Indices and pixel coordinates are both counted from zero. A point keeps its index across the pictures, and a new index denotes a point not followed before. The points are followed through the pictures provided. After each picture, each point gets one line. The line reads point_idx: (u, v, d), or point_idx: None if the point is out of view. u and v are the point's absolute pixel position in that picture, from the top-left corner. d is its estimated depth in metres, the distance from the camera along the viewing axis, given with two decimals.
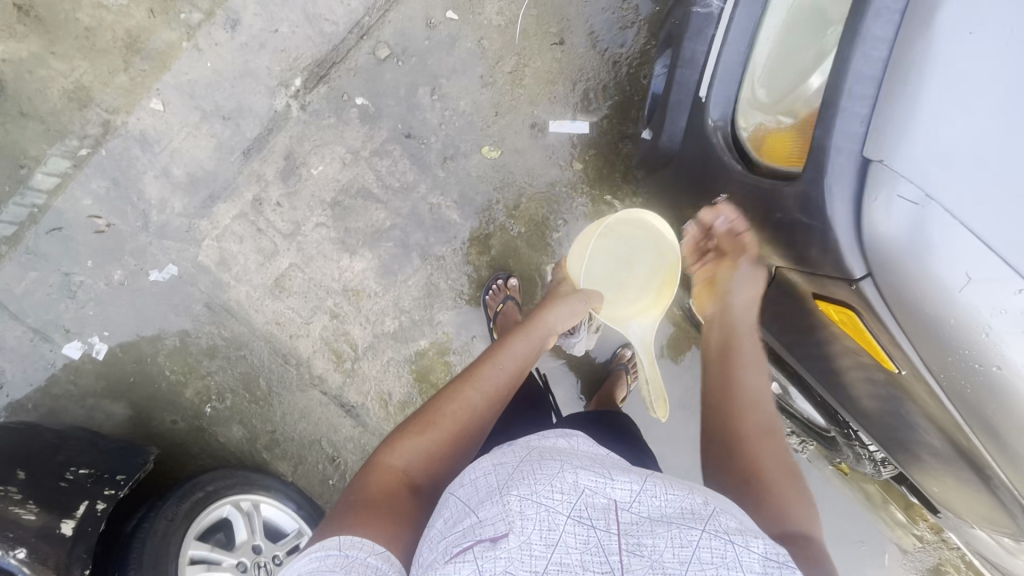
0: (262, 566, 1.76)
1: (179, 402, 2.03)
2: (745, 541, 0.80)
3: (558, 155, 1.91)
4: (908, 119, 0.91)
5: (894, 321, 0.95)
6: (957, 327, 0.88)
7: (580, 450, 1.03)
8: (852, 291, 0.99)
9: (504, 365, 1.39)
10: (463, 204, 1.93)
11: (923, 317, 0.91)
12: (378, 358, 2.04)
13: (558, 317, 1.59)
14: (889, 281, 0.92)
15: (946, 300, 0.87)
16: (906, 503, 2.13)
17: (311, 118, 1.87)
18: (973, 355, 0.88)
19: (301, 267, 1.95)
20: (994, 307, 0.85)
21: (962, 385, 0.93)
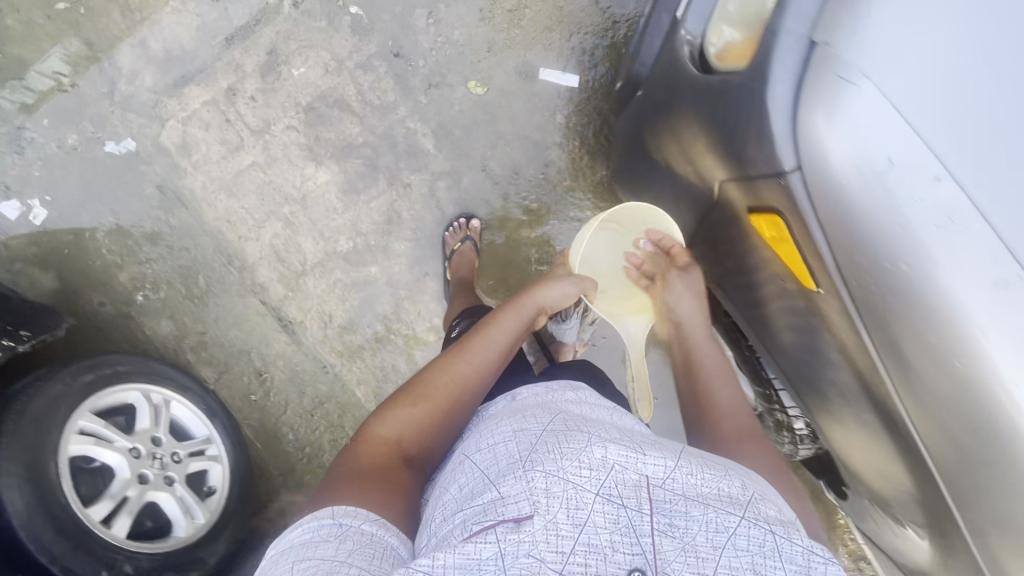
0: (157, 459, 1.64)
1: (111, 284, 1.94)
2: (784, 533, 0.81)
3: (544, 103, 1.90)
4: (861, 6, 0.92)
5: (814, 217, 0.94)
6: (874, 218, 0.86)
7: (603, 420, 1.07)
8: (782, 186, 0.97)
9: (496, 339, 1.35)
10: (439, 135, 1.90)
11: (842, 208, 0.89)
12: (325, 277, 1.99)
13: (547, 296, 1.48)
14: (814, 170, 0.91)
15: (865, 186, 0.87)
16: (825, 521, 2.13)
17: (301, 18, 1.83)
18: (884, 251, 0.86)
19: (263, 168, 1.90)
20: (914, 197, 0.84)
21: (871, 291, 0.91)
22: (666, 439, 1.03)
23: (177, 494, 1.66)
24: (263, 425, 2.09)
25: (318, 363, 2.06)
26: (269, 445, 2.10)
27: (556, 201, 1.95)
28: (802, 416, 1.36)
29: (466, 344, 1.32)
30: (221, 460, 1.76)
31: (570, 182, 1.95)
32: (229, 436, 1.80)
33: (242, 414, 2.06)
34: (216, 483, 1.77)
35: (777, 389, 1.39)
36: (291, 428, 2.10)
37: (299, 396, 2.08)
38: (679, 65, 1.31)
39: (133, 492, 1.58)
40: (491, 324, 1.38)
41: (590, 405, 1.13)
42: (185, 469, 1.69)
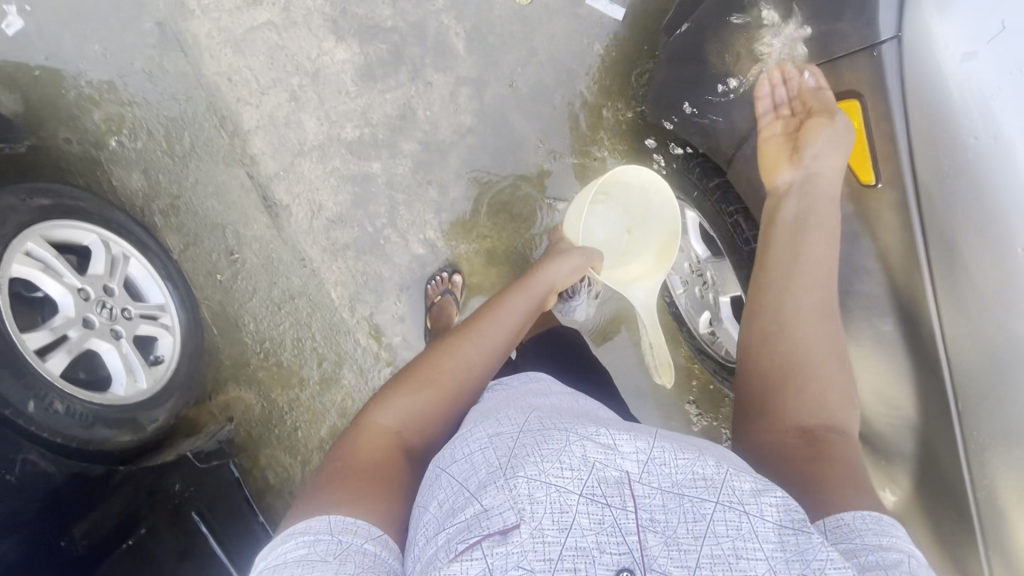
0: (106, 308, 1.48)
1: (81, 121, 1.74)
2: (758, 510, 0.75)
3: (584, 30, 1.85)
4: None
5: (900, 98, 1.05)
6: (954, 102, 0.99)
7: (581, 411, 1.01)
8: (873, 59, 1.09)
9: (503, 323, 1.25)
10: (472, 37, 1.82)
11: (929, 88, 1.01)
12: (322, 163, 1.86)
13: (558, 272, 1.43)
14: (913, 48, 1.04)
15: (941, 71, 1.00)
16: None
17: None
18: (966, 129, 0.98)
19: (278, 29, 1.77)
20: (987, 82, 0.96)
21: (945, 172, 1.00)
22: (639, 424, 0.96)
23: (121, 350, 1.49)
24: (224, 310, 1.92)
25: (296, 256, 1.93)
26: (228, 333, 1.91)
27: (576, 133, 1.91)
28: None
29: (474, 324, 1.23)
30: (173, 330, 1.63)
31: (594, 118, 1.91)
32: (187, 309, 1.69)
33: (203, 294, 1.89)
34: (164, 353, 1.63)
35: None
36: (254, 319, 1.94)
37: (269, 286, 1.94)
38: None
39: (75, 333, 1.42)
40: (500, 307, 1.27)
41: (561, 399, 1.06)
42: (135, 328, 1.54)
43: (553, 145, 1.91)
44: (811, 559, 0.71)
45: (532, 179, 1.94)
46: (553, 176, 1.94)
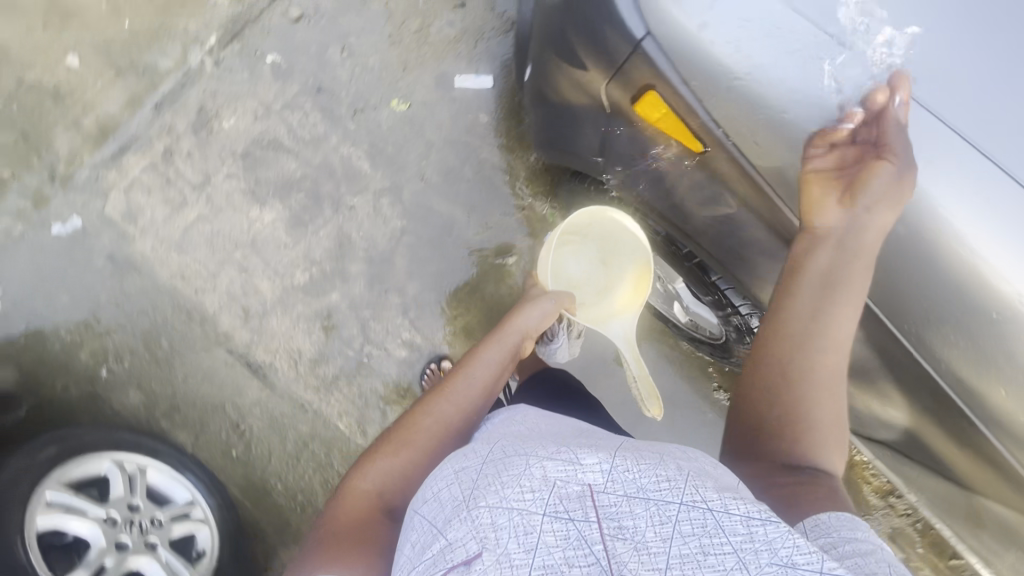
0: (136, 525, 1.58)
1: (72, 365, 1.91)
2: (727, 503, 0.68)
3: (466, 108, 2.01)
4: None
5: (681, 81, 0.99)
6: (723, 76, 0.95)
7: (555, 433, 0.96)
8: (639, 59, 1.02)
9: (476, 377, 1.19)
10: (374, 155, 1.99)
11: (700, 67, 0.96)
12: (288, 314, 1.99)
13: (528, 318, 1.39)
14: (666, 35, 0.97)
15: (697, 52, 0.95)
16: (842, 454, 2.22)
17: (224, 74, 1.93)
18: (744, 96, 0.95)
19: (210, 219, 1.95)
20: (742, 43, 0.92)
21: (750, 133, 0.98)
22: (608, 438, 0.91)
23: (161, 559, 1.59)
24: (249, 481, 1.98)
25: (295, 404, 2.00)
26: (261, 502, 1.98)
27: (497, 194, 2.03)
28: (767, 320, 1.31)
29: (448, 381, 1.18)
30: (208, 521, 1.67)
31: (509, 175, 2.03)
32: (215, 494, 1.73)
33: (226, 474, 1.97)
34: (205, 545, 1.68)
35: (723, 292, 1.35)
36: (279, 478, 1.99)
37: (281, 442, 2.00)
38: None
39: (112, 560, 1.53)
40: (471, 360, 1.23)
41: (536, 424, 1.01)
42: (169, 533, 1.62)
43: (482, 213, 2.02)
44: (778, 547, 0.62)
45: (475, 248, 2.03)
46: (493, 237, 2.03)
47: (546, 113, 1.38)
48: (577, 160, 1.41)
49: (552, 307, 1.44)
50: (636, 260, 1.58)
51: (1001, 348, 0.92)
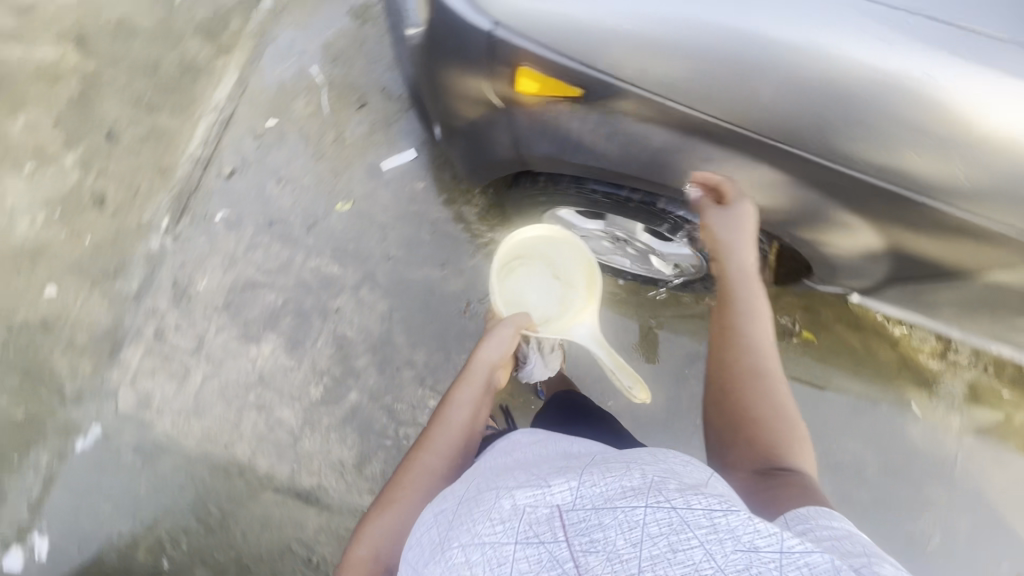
0: None
1: (135, 567, 1.92)
2: (690, 501, 0.69)
3: (402, 184, 2.17)
4: None
5: (548, 50, 0.99)
6: (584, 29, 0.95)
7: (536, 464, 0.96)
8: (497, 47, 1.02)
9: (451, 423, 1.26)
10: (339, 257, 2.12)
11: (559, 31, 0.96)
12: (317, 430, 2.02)
13: (490, 350, 1.41)
14: (515, 19, 0.98)
15: (551, 20, 0.96)
16: (882, 334, 2.21)
17: (185, 245, 2.10)
18: (611, 37, 0.94)
19: (215, 375, 2.03)
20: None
21: (635, 67, 0.96)
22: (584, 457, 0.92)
23: None
24: None
25: (356, 513, 1.97)
26: None
27: (460, 242, 2.14)
28: None
29: (428, 432, 1.26)
30: None
31: (464, 222, 2.15)
32: None
33: None
34: None
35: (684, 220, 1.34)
36: None
37: None
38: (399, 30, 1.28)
39: None
40: (445, 406, 1.29)
41: (524, 458, 1.01)
42: None
43: (454, 264, 2.13)
44: (744, 532, 0.63)
45: (460, 297, 2.12)
46: (473, 280, 2.13)
47: (458, 136, 1.41)
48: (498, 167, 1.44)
49: (511, 332, 1.45)
50: (584, 268, 1.66)
51: (982, 145, 0.88)
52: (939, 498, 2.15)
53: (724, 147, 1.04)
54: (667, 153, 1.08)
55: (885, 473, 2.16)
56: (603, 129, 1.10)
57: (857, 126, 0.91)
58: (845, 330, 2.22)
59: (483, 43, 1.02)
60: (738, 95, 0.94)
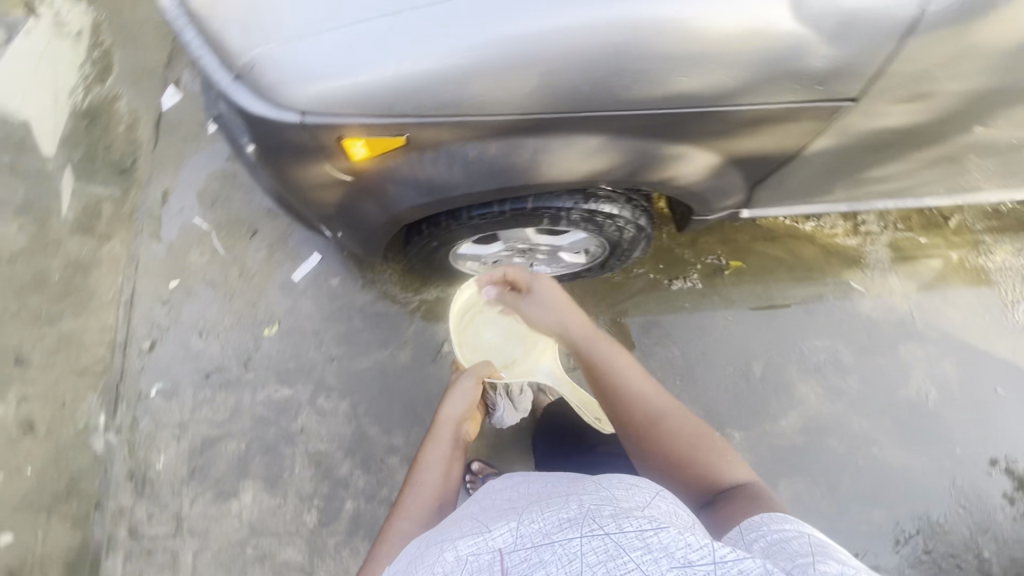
0: None
1: None
2: (618, 526, 0.79)
3: (318, 286, 2.20)
4: (241, 27, 1.07)
5: (357, 115, 1.06)
6: (377, 85, 1.02)
7: (481, 508, 1.03)
8: (313, 129, 1.09)
9: (424, 478, 1.34)
10: (284, 379, 2.10)
11: (358, 95, 1.03)
12: (326, 554, 1.94)
13: (452, 407, 1.59)
14: (317, 100, 1.05)
15: (346, 89, 1.03)
16: (799, 237, 2.35)
17: (129, 432, 2.04)
18: (404, 83, 1.02)
19: (205, 545, 1.95)
20: (366, 56, 1.01)
21: (435, 99, 1.04)
22: (524, 497, 1.00)
23: None
24: None
25: None
26: None
27: (393, 316, 2.18)
28: (601, 195, 1.40)
29: (402, 495, 1.31)
30: None
31: (389, 297, 2.19)
32: None
33: None
34: None
35: (556, 213, 1.42)
36: None
37: None
38: (240, 154, 1.36)
39: None
40: (416, 468, 1.39)
41: (475, 504, 1.06)
42: None
43: (396, 338, 2.16)
44: (669, 548, 0.73)
45: (414, 365, 2.14)
46: (419, 346, 2.16)
47: (334, 223, 1.47)
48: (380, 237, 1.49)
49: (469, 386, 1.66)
50: None
51: (750, 50, 0.98)
52: (917, 353, 2.24)
53: (546, 134, 1.11)
54: (503, 158, 1.15)
55: (861, 353, 2.23)
56: (441, 162, 1.17)
57: (616, 70, 1.00)
58: (766, 247, 2.35)
59: (294, 132, 1.10)
60: (506, 86, 1.02)
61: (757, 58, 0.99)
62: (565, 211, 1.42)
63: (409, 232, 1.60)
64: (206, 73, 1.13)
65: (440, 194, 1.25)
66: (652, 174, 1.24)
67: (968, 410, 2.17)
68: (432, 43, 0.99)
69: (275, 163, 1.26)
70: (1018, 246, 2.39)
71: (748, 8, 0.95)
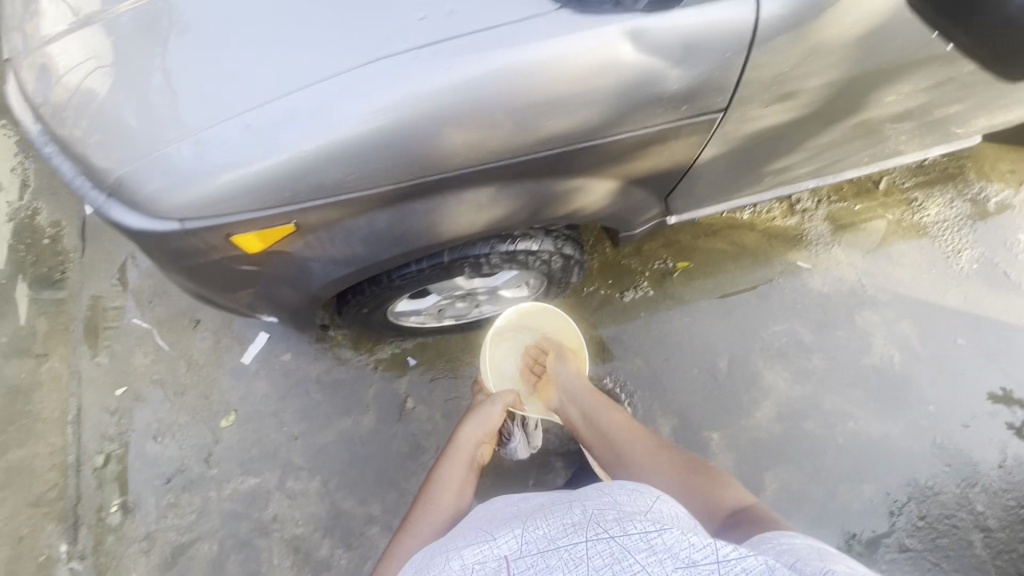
0: None
1: None
2: (621, 529, 0.81)
3: (270, 365, 2.14)
4: (109, 142, 1.07)
5: (239, 213, 1.05)
6: (249, 181, 1.01)
7: (484, 521, 1.02)
8: (198, 234, 1.07)
9: (444, 490, 1.32)
10: (249, 467, 2.03)
11: (233, 195, 1.03)
12: None
13: (471, 427, 1.56)
14: (192, 205, 1.03)
15: (220, 190, 1.02)
16: (740, 225, 2.38)
17: (96, 555, 1.94)
18: (276, 176, 1.01)
19: None
20: (233, 155, 1.00)
21: (311, 186, 1.03)
22: (529, 507, 1.01)
23: None
24: None
25: None
26: None
27: (352, 381, 2.13)
28: (519, 235, 1.40)
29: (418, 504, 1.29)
30: None
31: (345, 363, 2.15)
32: None
33: None
34: None
35: (480, 262, 1.41)
36: None
37: None
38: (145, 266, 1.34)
39: None
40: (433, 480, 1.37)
41: (480, 517, 1.06)
42: None
43: (359, 404, 2.10)
44: (671, 550, 0.75)
45: (380, 428, 2.08)
46: (383, 407, 2.10)
47: (258, 311, 1.44)
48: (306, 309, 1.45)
49: (496, 410, 1.62)
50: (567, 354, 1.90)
51: (606, 84, 0.99)
52: (874, 320, 2.25)
53: (435, 196, 1.10)
54: (400, 225, 1.14)
55: (822, 329, 2.24)
56: (340, 239, 1.15)
57: (480, 125, 1.00)
58: (710, 241, 2.36)
59: (181, 239, 1.08)
60: (377, 161, 1.01)
61: (611, 94, 1.00)
62: (487, 258, 1.41)
63: (342, 305, 1.57)
64: (80, 193, 1.11)
65: (349, 267, 1.23)
66: (557, 210, 1.24)
67: (934, 367, 2.18)
68: (298, 133, 0.99)
69: (176, 269, 1.23)
70: (949, 197, 2.44)
71: (589, 47, 0.96)
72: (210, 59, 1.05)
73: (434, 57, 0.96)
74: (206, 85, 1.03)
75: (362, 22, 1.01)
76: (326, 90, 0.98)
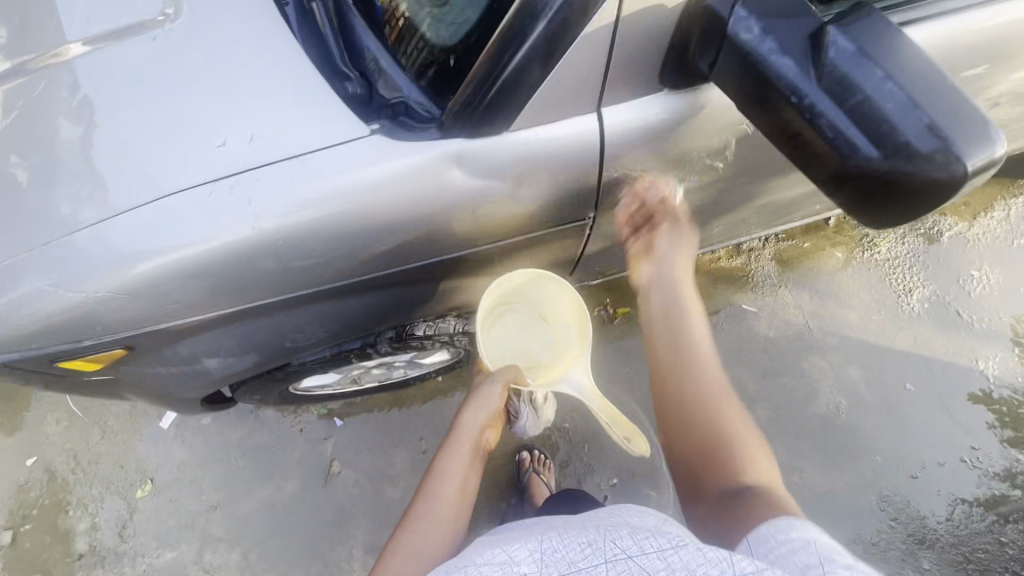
0: None
1: None
2: (644, 549, 0.73)
3: (190, 429, 2.05)
4: None
5: (60, 342, 1.03)
6: (63, 312, 0.99)
7: (484, 542, 0.91)
8: (23, 361, 1.05)
9: (446, 486, 1.17)
10: (166, 540, 1.94)
11: (46, 326, 1.00)
12: None
13: (474, 413, 1.33)
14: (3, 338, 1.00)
15: (30, 323, 0.99)
16: None
17: None
18: (89, 307, 0.99)
19: None
20: (42, 288, 0.98)
21: (134, 313, 1.02)
22: (538, 528, 0.91)
23: None
24: None
25: None
26: None
27: (276, 445, 2.04)
28: (401, 325, 1.38)
29: (415, 504, 1.15)
30: None
31: (269, 425, 2.06)
32: None
33: None
34: None
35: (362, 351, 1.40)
36: None
37: None
38: None
39: None
40: (432, 473, 1.21)
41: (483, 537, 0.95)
42: None
43: (282, 468, 2.02)
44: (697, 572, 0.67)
45: (305, 493, 1.99)
46: (308, 471, 2.02)
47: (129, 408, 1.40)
48: (188, 401, 1.36)
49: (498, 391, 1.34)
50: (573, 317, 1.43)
51: (429, 204, 1.05)
52: (821, 365, 2.17)
53: None
54: None
55: (767, 376, 2.15)
56: None
57: (309, 247, 1.02)
58: None
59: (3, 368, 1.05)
60: (200, 286, 1.01)
61: (443, 210, 1.06)
62: (372, 347, 1.40)
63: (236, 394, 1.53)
64: None
65: None
66: None
67: (882, 414, 2.10)
68: (106, 266, 0.97)
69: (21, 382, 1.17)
70: (902, 232, 2.35)
71: (409, 172, 1.02)
72: (33, 182, 1.04)
73: (252, 187, 0.98)
74: (26, 215, 1.02)
75: (177, 147, 1.01)
76: (135, 222, 0.98)
